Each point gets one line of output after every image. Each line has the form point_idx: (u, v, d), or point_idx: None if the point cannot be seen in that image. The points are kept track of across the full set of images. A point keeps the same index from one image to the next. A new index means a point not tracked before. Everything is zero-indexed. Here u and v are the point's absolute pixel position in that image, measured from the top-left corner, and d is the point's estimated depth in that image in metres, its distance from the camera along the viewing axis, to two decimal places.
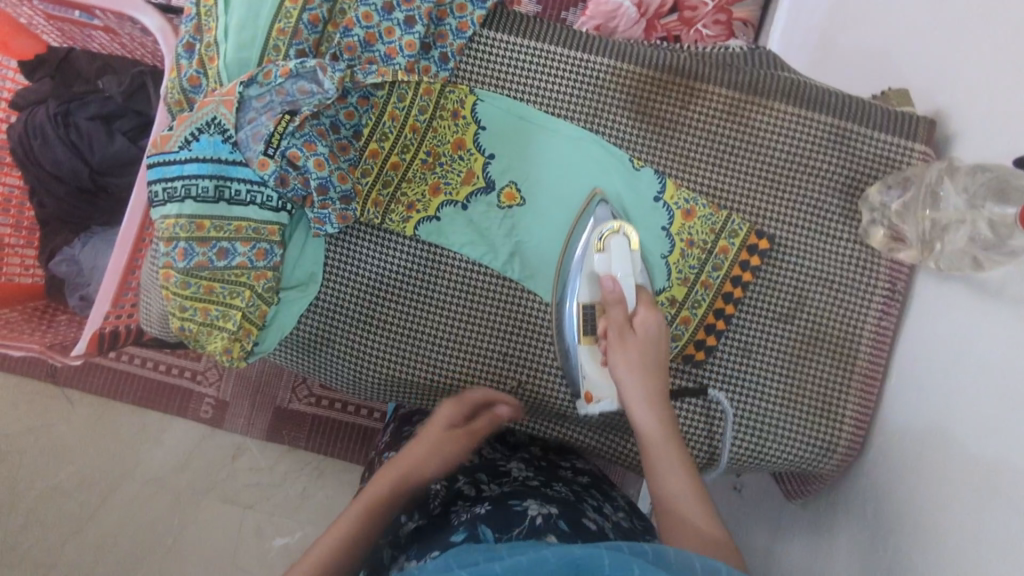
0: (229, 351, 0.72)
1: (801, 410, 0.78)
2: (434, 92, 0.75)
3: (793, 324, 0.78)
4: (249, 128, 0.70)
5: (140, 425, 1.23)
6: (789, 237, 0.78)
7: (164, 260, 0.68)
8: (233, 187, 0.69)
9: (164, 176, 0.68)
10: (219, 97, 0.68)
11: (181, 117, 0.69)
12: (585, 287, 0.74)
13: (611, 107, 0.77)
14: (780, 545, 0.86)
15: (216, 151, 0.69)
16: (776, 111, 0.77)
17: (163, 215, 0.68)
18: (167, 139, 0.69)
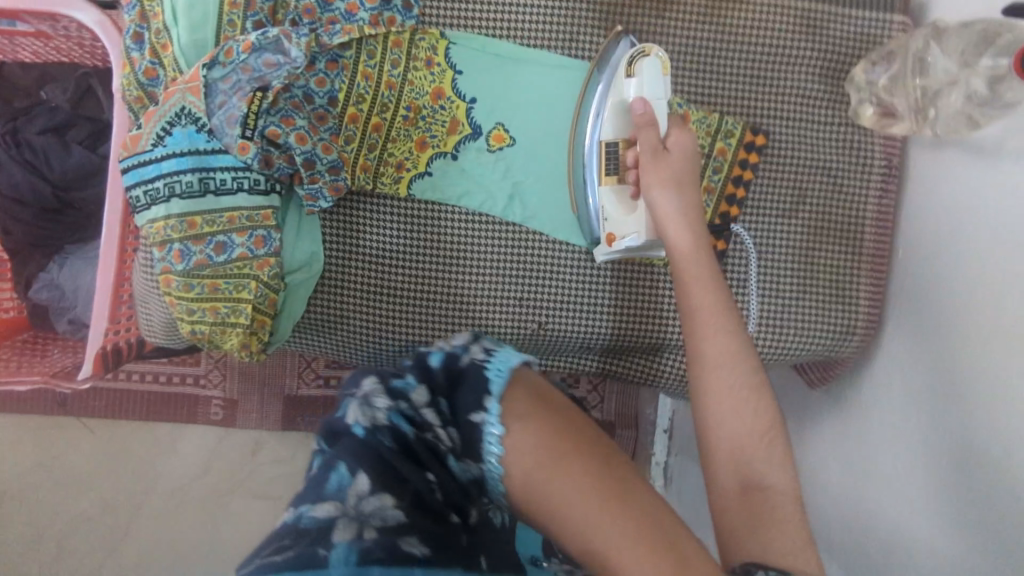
0: (246, 346, 0.70)
1: (818, 299, 0.79)
2: (403, 43, 0.72)
3: (798, 217, 0.78)
4: (222, 112, 0.66)
5: (154, 438, 1.22)
6: (782, 131, 0.77)
7: (161, 264, 0.65)
8: (217, 178, 0.66)
9: (143, 178, 0.64)
10: (183, 85, 0.65)
11: (147, 114, 0.66)
12: (610, 122, 0.70)
13: (587, 26, 0.74)
14: (809, 435, 0.88)
15: (192, 142, 0.66)
16: (750, 4, 0.75)
17: (150, 219, 0.65)
18: (137, 138, 0.65)
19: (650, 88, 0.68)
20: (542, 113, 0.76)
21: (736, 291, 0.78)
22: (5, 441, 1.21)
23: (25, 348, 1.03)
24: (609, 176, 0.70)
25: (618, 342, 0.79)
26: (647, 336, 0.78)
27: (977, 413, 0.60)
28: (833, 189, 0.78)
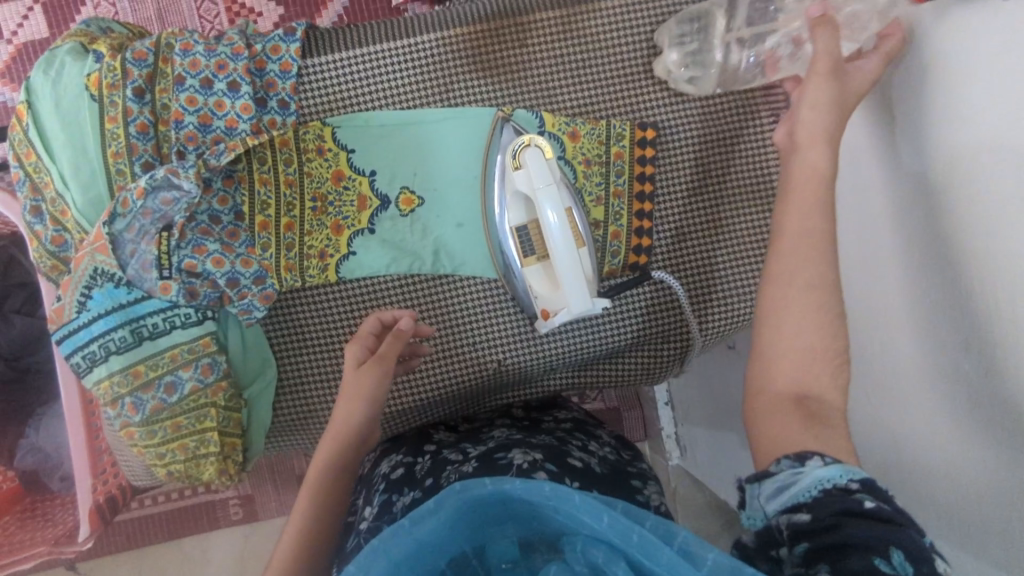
0: (225, 471, 0.73)
1: (752, 263, 0.80)
2: (290, 141, 0.74)
3: (708, 192, 0.80)
4: (135, 261, 0.68)
5: (182, 556, 1.24)
6: (672, 115, 0.79)
7: (118, 421, 0.67)
8: (148, 323, 0.68)
9: (77, 345, 0.67)
10: (89, 247, 0.67)
11: (64, 283, 0.68)
12: (516, 207, 0.73)
13: (458, 74, 0.76)
14: None
15: (113, 298, 0.68)
16: (605, 8, 0.77)
17: (96, 380, 0.67)
18: (62, 310, 0.68)
19: (535, 177, 0.69)
20: (442, 167, 0.77)
21: (669, 278, 0.80)
22: None
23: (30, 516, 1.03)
24: (529, 257, 0.73)
25: (578, 355, 0.81)
26: (601, 343, 0.80)
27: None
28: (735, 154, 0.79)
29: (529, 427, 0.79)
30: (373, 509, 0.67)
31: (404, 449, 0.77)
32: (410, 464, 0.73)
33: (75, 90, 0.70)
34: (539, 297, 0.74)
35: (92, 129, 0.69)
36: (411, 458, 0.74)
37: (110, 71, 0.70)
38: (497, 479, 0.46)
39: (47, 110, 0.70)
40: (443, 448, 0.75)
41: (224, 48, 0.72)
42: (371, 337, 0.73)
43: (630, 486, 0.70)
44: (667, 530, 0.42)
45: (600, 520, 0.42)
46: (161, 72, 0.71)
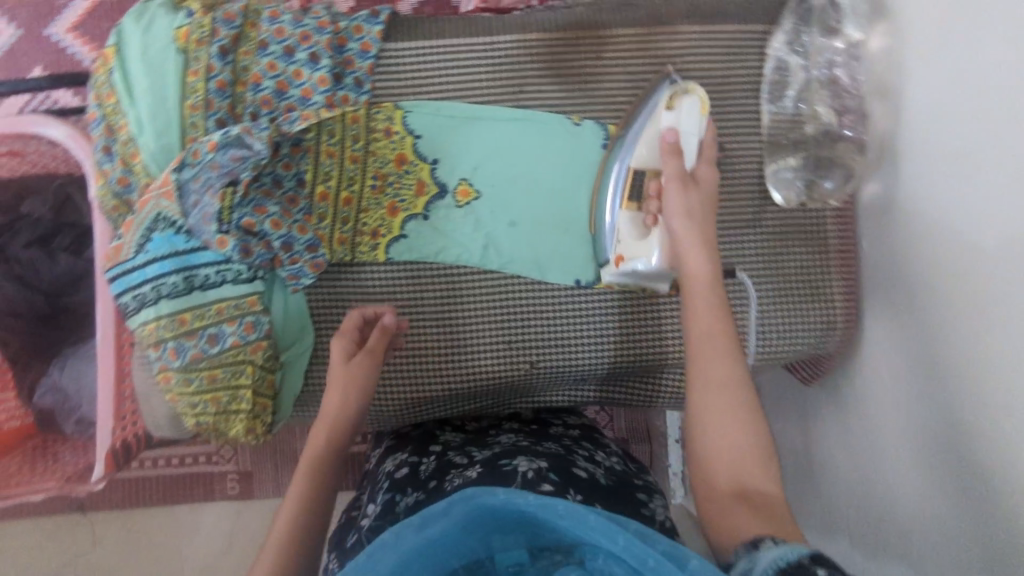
0: (252, 430, 0.73)
1: (792, 300, 0.82)
2: (361, 118, 0.76)
3: (761, 227, 0.81)
4: (197, 211, 0.70)
5: (174, 520, 1.24)
6: (738, 144, 0.80)
7: (158, 364, 0.69)
8: (201, 274, 0.70)
9: (129, 285, 0.68)
10: (156, 192, 0.69)
11: (127, 223, 0.70)
12: (642, 148, 0.73)
13: (532, 78, 0.78)
14: (812, 433, 0.88)
15: (172, 244, 0.70)
16: (683, 34, 0.78)
17: (142, 321, 0.68)
18: (120, 249, 0.69)
19: (688, 124, 0.71)
20: (502, 165, 0.80)
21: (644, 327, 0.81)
22: (30, 543, 1.23)
23: (34, 455, 1.03)
24: None
25: (611, 372, 0.82)
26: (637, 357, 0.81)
27: (927, 393, 0.64)
28: (778, 183, 0.80)
29: (537, 433, 0.82)
30: (376, 507, 0.71)
31: (411, 449, 0.80)
32: (415, 464, 0.76)
33: (164, 42, 0.72)
34: (620, 243, 0.74)
35: (173, 79, 0.72)
36: (416, 460, 0.77)
37: (199, 28, 0.72)
38: (510, 489, 0.48)
39: (135, 57, 0.72)
40: (448, 451, 0.77)
41: (310, 21, 0.75)
42: (358, 333, 0.75)
43: (636, 499, 0.70)
44: (677, 553, 0.43)
45: (617, 540, 0.44)
46: (247, 36, 0.74)
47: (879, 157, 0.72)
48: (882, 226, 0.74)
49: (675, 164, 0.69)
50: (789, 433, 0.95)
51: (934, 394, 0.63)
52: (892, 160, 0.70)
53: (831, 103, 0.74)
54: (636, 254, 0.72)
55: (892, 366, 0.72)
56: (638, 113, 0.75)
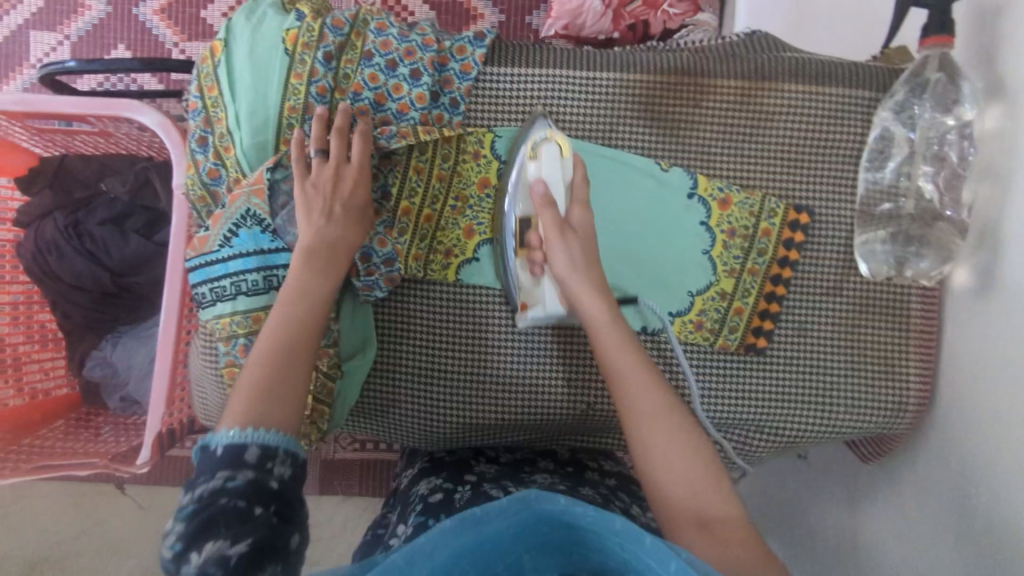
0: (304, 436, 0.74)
1: (863, 377, 0.80)
2: (454, 138, 0.76)
3: (842, 297, 0.79)
4: (284, 212, 0.71)
5: None
6: (827, 209, 0.79)
7: (227, 358, 0.70)
8: (279, 274, 0.70)
9: (210, 276, 0.70)
10: (247, 188, 0.70)
11: (215, 216, 0.70)
12: (521, 199, 0.72)
13: (629, 118, 0.77)
14: (863, 511, 0.85)
15: (257, 242, 0.70)
16: (786, 92, 0.77)
17: (217, 314, 0.70)
18: (205, 240, 0.70)
19: (549, 176, 0.69)
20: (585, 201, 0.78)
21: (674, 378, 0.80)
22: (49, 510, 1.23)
23: (77, 425, 1.09)
24: None
25: None
26: (704, 409, 0.81)
27: (1009, 494, 0.62)
28: (867, 254, 0.78)
29: (573, 475, 0.80)
30: (408, 528, 0.70)
31: (445, 475, 0.79)
32: (449, 490, 0.75)
33: (271, 41, 0.73)
34: (521, 289, 0.73)
35: (277, 80, 0.73)
36: (451, 487, 0.76)
37: (309, 32, 0.73)
38: (569, 500, 0.52)
39: (241, 52, 0.73)
40: (484, 481, 0.77)
41: (416, 36, 0.75)
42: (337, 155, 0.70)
43: None
44: None
45: (668, 566, 0.48)
46: (353, 44, 0.74)
47: (977, 242, 0.69)
48: (974, 312, 0.71)
49: (551, 215, 0.67)
50: (835, 506, 0.92)
51: (1015, 494, 0.61)
52: (992, 247, 0.67)
53: (935, 180, 0.72)
54: (539, 300, 0.72)
55: (969, 456, 0.69)
56: (514, 158, 0.74)
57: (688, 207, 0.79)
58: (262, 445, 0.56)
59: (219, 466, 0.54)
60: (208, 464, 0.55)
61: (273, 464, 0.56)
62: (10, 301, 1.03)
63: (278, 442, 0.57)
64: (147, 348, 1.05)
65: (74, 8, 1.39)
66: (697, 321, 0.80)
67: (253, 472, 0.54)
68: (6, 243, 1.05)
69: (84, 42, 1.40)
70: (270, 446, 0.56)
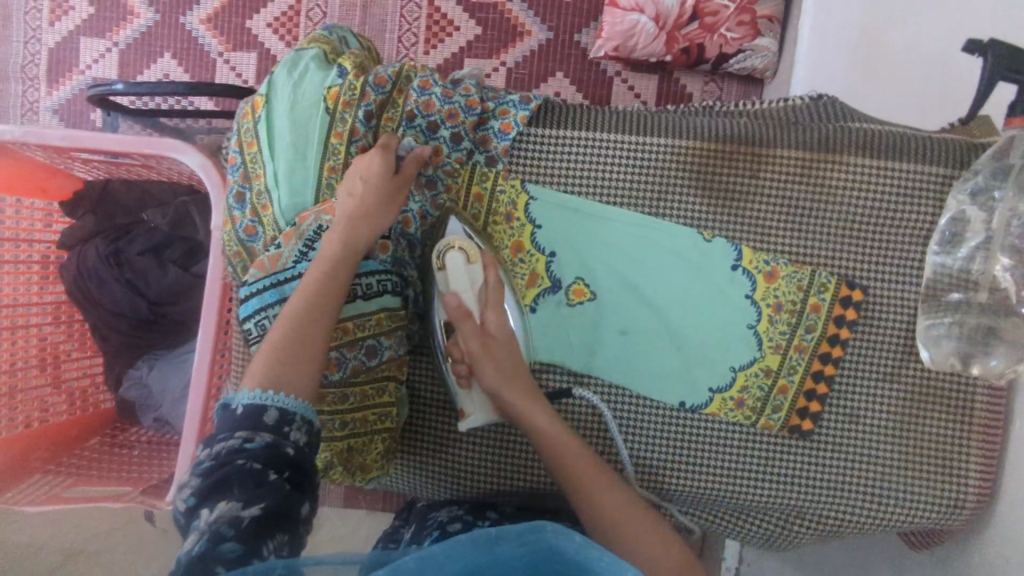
0: (388, 453, 0.77)
1: (918, 470, 0.74)
2: (485, 196, 0.75)
3: (898, 384, 0.74)
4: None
5: None
6: (885, 287, 0.73)
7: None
8: (364, 283, 0.74)
9: (284, 294, 0.71)
10: (316, 208, 0.72)
11: (287, 233, 0.72)
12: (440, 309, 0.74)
13: (677, 183, 0.74)
14: None
15: None
16: (849, 164, 0.72)
17: None
18: (277, 257, 0.72)
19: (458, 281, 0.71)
20: (625, 268, 0.75)
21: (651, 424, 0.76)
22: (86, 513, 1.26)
23: (112, 441, 1.08)
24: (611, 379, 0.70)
25: (701, 499, 0.77)
26: (740, 491, 0.76)
27: None
28: (931, 342, 0.72)
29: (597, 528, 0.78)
30: None
31: (466, 507, 0.79)
32: (469, 522, 0.75)
33: (312, 99, 0.73)
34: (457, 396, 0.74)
35: (317, 139, 0.73)
36: (471, 519, 0.76)
37: (350, 90, 0.73)
38: (587, 540, 0.48)
39: (281, 110, 0.73)
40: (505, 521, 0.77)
41: (459, 97, 0.74)
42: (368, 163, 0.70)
43: None
44: None
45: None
46: (394, 102, 0.74)
47: None
48: None
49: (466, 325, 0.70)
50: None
51: None
52: None
53: (1014, 271, 0.65)
54: (475, 412, 0.73)
55: None
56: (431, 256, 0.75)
57: (732, 279, 0.74)
58: (281, 409, 0.59)
59: (238, 427, 0.58)
60: (229, 422, 0.58)
61: (290, 430, 0.59)
62: (52, 318, 1.06)
63: (297, 408, 0.60)
64: (182, 371, 1.06)
65: (122, 15, 1.40)
66: (738, 398, 0.76)
67: (271, 436, 0.57)
68: (50, 262, 1.07)
69: (131, 49, 1.41)
70: (289, 412, 0.59)
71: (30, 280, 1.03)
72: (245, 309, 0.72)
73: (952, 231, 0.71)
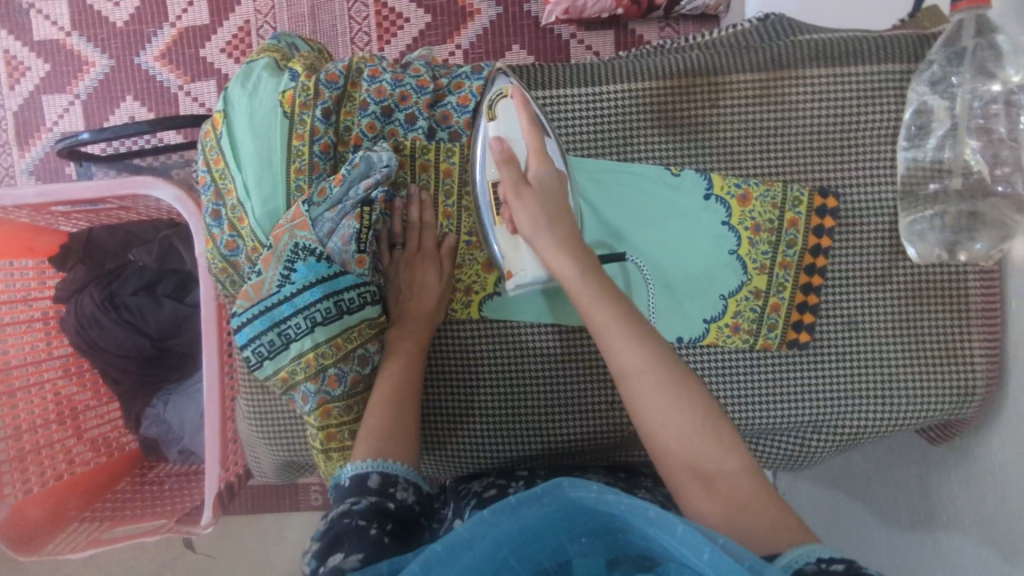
0: None
1: (924, 365, 0.75)
2: (455, 171, 0.77)
3: (891, 284, 0.74)
4: (333, 237, 0.73)
5: (260, 532, 1.21)
6: (858, 191, 0.74)
7: (318, 397, 0.73)
8: (347, 298, 0.73)
9: (276, 319, 0.72)
10: (288, 224, 0.71)
11: (265, 258, 0.72)
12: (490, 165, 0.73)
13: (638, 124, 0.75)
14: (932, 489, 0.78)
15: (316, 271, 0.72)
16: (806, 77, 0.72)
17: (297, 353, 0.72)
18: (260, 285, 0.72)
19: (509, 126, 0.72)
20: (603, 219, 0.76)
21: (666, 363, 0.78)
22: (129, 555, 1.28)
23: (141, 481, 1.11)
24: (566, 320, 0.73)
25: None
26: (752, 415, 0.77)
27: None
28: (914, 237, 0.73)
29: (627, 478, 0.79)
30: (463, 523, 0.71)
31: (495, 472, 0.81)
32: (503, 485, 0.76)
33: (269, 105, 0.74)
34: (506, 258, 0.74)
35: (279, 143, 0.74)
36: (504, 482, 0.77)
37: (304, 91, 0.73)
38: (603, 488, 0.50)
39: (241, 121, 0.74)
40: (537, 478, 0.78)
41: (410, 79, 0.75)
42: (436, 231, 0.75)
43: None
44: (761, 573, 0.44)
45: (702, 553, 0.45)
46: (350, 96, 0.75)
47: None
48: None
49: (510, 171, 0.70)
50: (896, 483, 0.86)
51: None
52: None
53: (982, 153, 0.67)
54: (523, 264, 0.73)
55: None
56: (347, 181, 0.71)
57: (707, 209, 0.75)
58: (382, 473, 0.64)
59: (347, 494, 0.63)
60: (340, 494, 0.64)
61: (396, 489, 0.64)
62: (61, 370, 1.07)
63: (399, 471, 0.65)
64: (197, 400, 1.08)
65: (78, 66, 1.41)
66: (733, 324, 0.77)
67: (375, 496, 0.63)
68: (50, 317, 1.07)
69: (92, 98, 1.41)
70: (390, 475, 0.65)
71: (34, 338, 1.04)
72: (239, 338, 0.72)
73: (916, 123, 0.71)
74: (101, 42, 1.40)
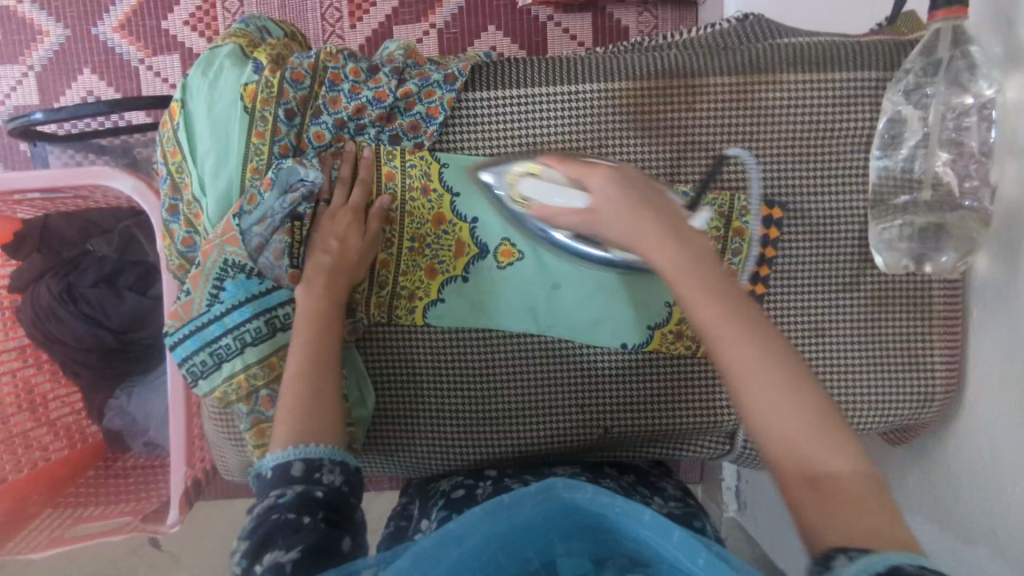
0: None
1: (886, 371, 0.76)
2: (396, 175, 0.74)
3: (857, 291, 0.75)
4: (265, 251, 0.71)
5: None
6: (823, 198, 0.74)
7: (253, 417, 0.71)
8: (280, 313, 0.72)
9: (207, 339, 0.71)
10: (218, 240, 0.70)
11: (193, 276, 0.71)
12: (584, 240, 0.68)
13: (608, 126, 0.73)
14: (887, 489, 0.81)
15: (246, 288, 0.72)
16: (781, 83, 0.72)
17: (229, 374, 0.71)
18: (190, 304, 0.71)
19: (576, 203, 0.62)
20: None
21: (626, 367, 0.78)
22: None
23: (106, 473, 1.08)
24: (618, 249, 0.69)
25: (673, 431, 0.79)
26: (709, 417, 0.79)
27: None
28: (883, 245, 0.73)
29: (593, 470, 0.82)
30: (431, 523, 0.72)
31: (466, 474, 0.81)
32: (471, 487, 0.77)
33: (229, 98, 0.71)
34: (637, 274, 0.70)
35: (238, 140, 0.71)
36: (473, 483, 0.78)
37: (267, 87, 0.70)
38: (598, 489, 0.52)
39: (201, 115, 0.72)
40: (505, 477, 0.78)
41: (368, 91, 0.72)
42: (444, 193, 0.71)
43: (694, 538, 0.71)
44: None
45: (695, 559, 0.45)
46: (315, 95, 0.72)
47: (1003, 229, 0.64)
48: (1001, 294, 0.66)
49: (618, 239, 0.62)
50: None
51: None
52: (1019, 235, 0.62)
53: (954, 165, 0.66)
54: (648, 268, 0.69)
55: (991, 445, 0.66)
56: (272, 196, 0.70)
57: None
58: (307, 459, 0.59)
59: (272, 486, 0.58)
60: (264, 486, 0.59)
61: (322, 473, 0.59)
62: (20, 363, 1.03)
63: (324, 454, 0.60)
64: (161, 392, 1.06)
65: (31, 36, 1.33)
66: (676, 331, 0.77)
67: (302, 485, 0.57)
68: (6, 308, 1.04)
69: (48, 71, 1.35)
70: (315, 459, 0.59)
71: None
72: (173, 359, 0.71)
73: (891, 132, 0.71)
74: (55, 11, 1.33)
